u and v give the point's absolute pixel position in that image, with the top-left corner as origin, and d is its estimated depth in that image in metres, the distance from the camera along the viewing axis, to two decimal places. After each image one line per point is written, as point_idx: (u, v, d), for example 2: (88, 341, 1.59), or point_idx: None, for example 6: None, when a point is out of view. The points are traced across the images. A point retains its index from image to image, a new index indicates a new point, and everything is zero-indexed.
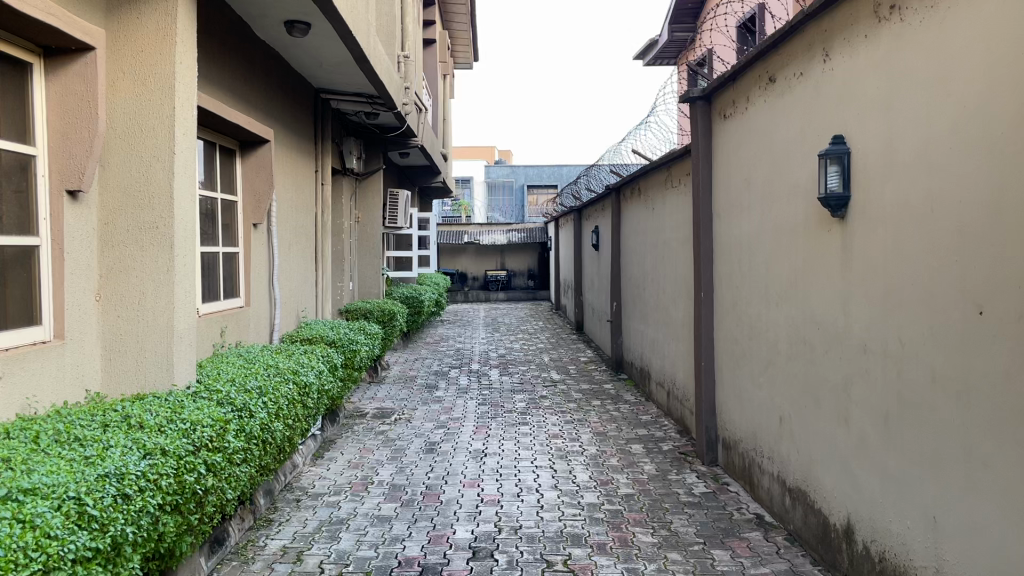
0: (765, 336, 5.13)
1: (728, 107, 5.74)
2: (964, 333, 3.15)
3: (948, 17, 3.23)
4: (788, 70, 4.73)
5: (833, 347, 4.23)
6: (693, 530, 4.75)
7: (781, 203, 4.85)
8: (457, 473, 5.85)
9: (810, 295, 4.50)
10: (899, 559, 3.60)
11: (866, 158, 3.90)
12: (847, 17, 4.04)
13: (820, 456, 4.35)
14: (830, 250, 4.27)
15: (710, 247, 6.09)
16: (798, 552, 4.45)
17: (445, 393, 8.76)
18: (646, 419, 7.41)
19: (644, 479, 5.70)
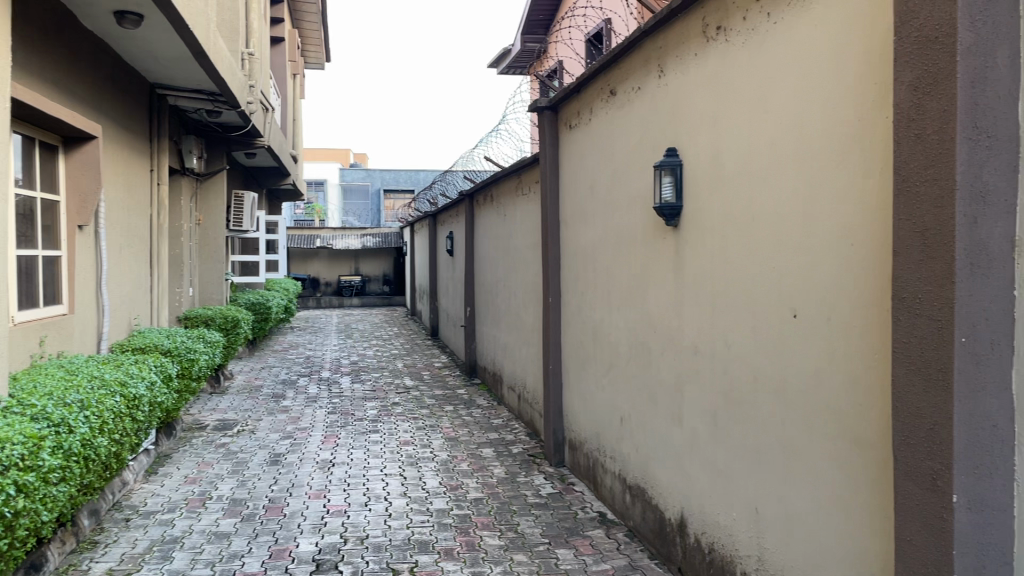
0: (607, 339, 5.30)
1: (573, 118, 5.91)
2: (781, 335, 3.37)
3: (767, 40, 3.46)
4: (626, 85, 4.93)
5: (668, 349, 4.43)
6: (539, 531, 4.85)
7: (621, 211, 5.03)
8: (302, 484, 5.69)
9: (648, 300, 4.69)
10: (726, 549, 3.82)
11: (697, 169, 4.11)
12: (679, 36, 4.25)
13: (657, 454, 4.54)
14: (664, 257, 4.47)
15: (557, 253, 6.25)
16: (637, 547, 4.63)
17: (292, 403, 8.51)
18: (497, 423, 7.50)
19: (493, 483, 5.76)
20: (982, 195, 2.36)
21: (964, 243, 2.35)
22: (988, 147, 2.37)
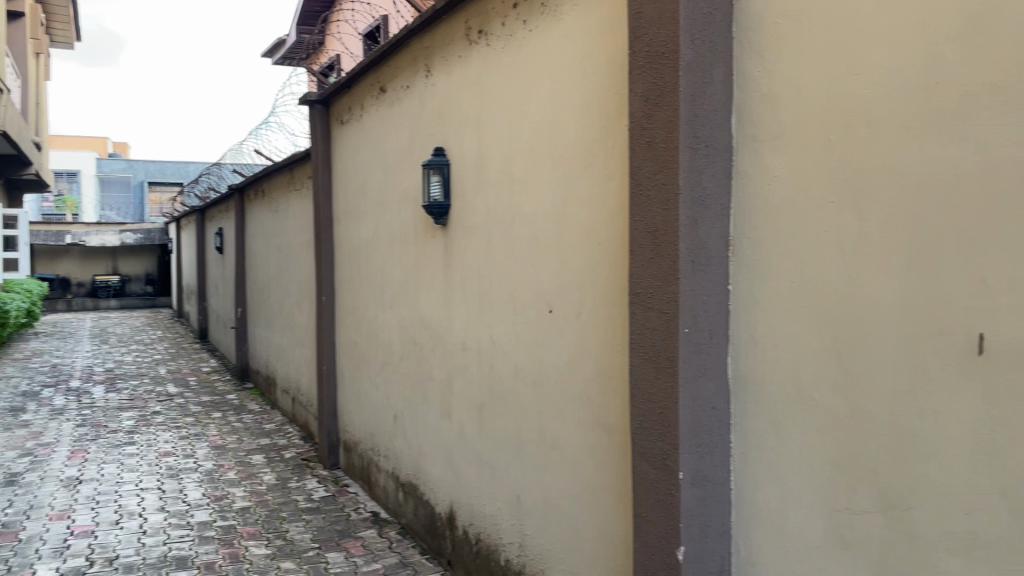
0: (380, 338, 5.28)
1: (345, 113, 5.82)
2: (539, 330, 3.53)
3: (523, 46, 3.60)
4: (396, 83, 4.93)
5: (438, 346, 4.49)
6: (308, 536, 4.73)
7: (393, 209, 5.01)
8: (42, 506, 5.15)
9: (419, 298, 4.71)
10: (491, 538, 3.93)
11: (462, 170, 4.19)
12: (444, 37, 4.31)
13: (428, 450, 4.59)
14: (434, 255, 4.52)
15: (330, 250, 6.12)
16: (408, 544, 4.65)
17: (34, 416, 7.68)
18: (269, 428, 7.23)
19: (261, 490, 5.54)
20: (701, 199, 2.60)
21: (687, 243, 2.59)
22: (706, 155, 2.59)
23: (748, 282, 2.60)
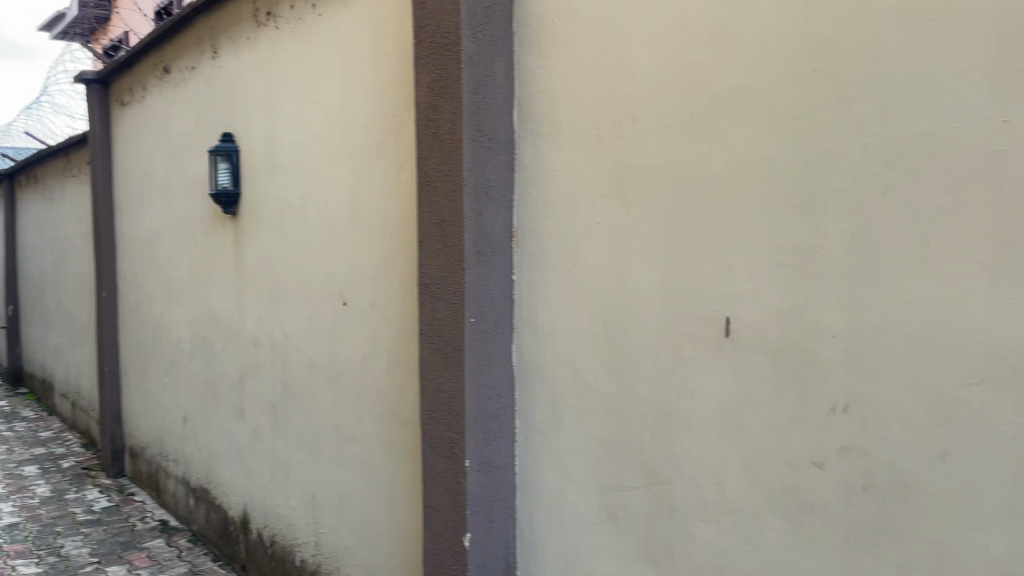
0: (168, 335, 4.96)
1: (126, 94, 5.41)
2: (332, 323, 3.45)
3: (313, 31, 3.50)
4: (181, 63, 4.65)
5: (229, 342, 4.28)
6: (87, 551, 4.37)
7: (180, 198, 4.72)
8: None
9: (208, 292, 4.47)
10: (286, 539, 3.81)
11: (252, 157, 4.01)
12: (231, 17, 4.11)
13: (220, 452, 4.37)
14: (223, 247, 4.30)
15: (112, 243, 5.67)
16: (200, 552, 4.41)
17: None
18: (45, 437, 6.61)
19: (33, 505, 5.05)
20: (485, 190, 2.65)
21: (471, 234, 2.62)
22: (489, 147, 2.65)
23: (529, 271, 2.70)
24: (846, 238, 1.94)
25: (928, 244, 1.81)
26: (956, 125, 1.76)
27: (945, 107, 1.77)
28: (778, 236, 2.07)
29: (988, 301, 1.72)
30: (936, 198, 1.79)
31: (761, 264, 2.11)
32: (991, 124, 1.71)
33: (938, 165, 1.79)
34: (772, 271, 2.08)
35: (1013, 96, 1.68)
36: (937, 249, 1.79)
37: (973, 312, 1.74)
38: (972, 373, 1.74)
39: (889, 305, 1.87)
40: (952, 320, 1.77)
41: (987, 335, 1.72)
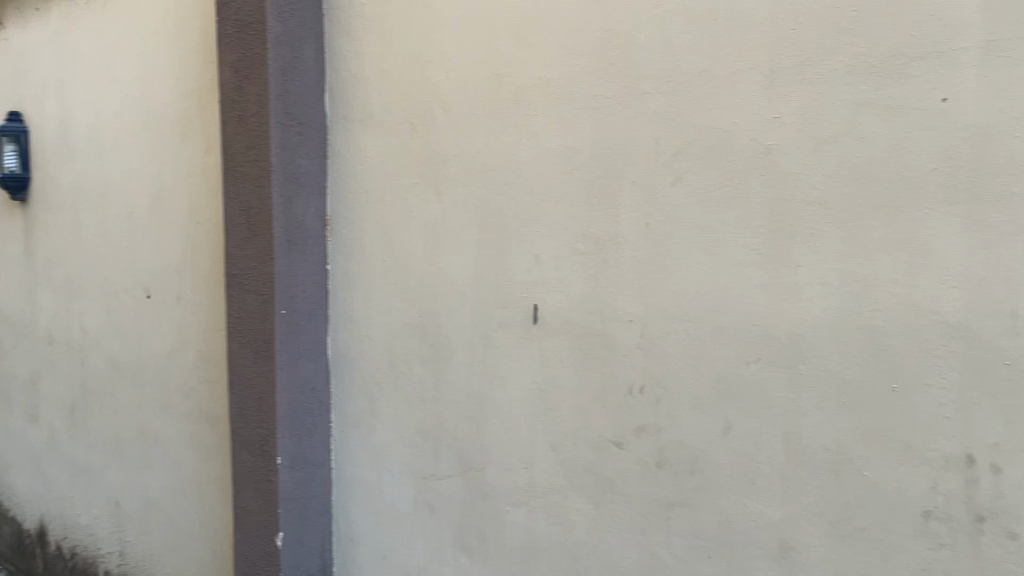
0: None
1: None
2: (134, 317, 3.22)
3: (109, 4, 3.25)
4: None
5: (20, 340, 3.91)
6: None
7: None
8: None
9: None
10: (88, 551, 3.54)
11: (43, 138, 3.68)
12: None
13: (12, 459, 4.00)
14: (12, 236, 3.92)
15: None
16: None
17: None
18: None
19: None
20: (295, 176, 2.56)
21: (281, 222, 2.52)
22: (299, 132, 2.57)
23: (342, 260, 2.64)
24: (642, 227, 2.03)
25: (713, 233, 1.92)
26: (735, 121, 1.88)
27: (727, 103, 1.89)
28: (581, 225, 2.13)
29: (763, 286, 1.85)
30: (718, 189, 1.91)
31: (565, 252, 2.16)
32: (764, 121, 1.84)
33: (721, 158, 1.90)
34: (576, 258, 2.14)
35: (783, 95, 1.81)
36: (721, 237, 1.91)
37: (750, 296, 1.87)
38: (750, 353, 1.87)
39: (680, 291, 1.97)
40: (732, 304, 1.89)
41: (763, 318, 1.85)
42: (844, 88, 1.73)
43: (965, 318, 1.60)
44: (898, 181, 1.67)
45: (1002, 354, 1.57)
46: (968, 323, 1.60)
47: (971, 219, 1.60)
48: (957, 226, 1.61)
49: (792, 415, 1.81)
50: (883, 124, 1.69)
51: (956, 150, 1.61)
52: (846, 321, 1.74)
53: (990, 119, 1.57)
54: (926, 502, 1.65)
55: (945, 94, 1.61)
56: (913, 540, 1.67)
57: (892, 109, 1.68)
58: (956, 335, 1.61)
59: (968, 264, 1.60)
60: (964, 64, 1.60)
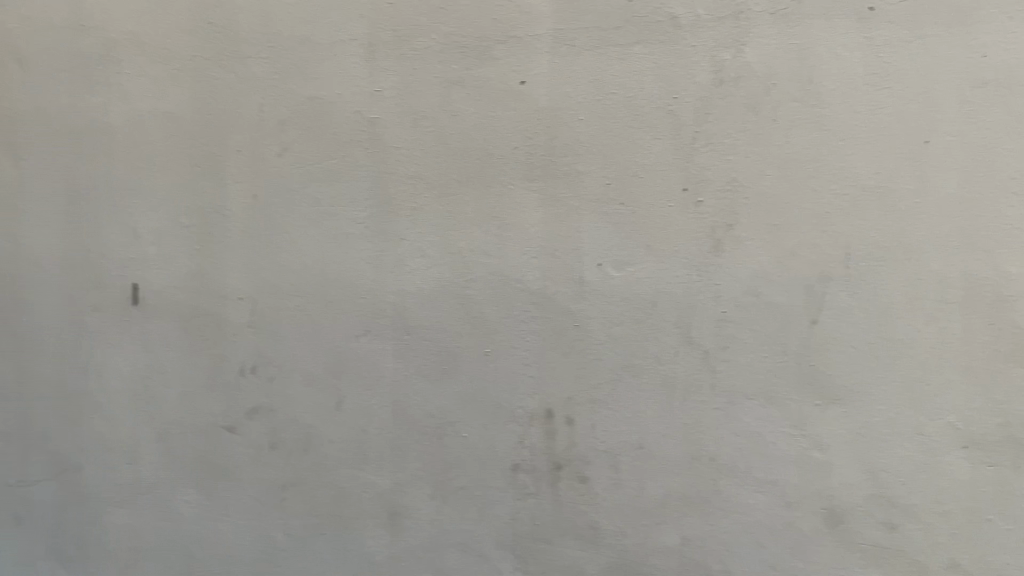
0: None
1: None
2: None
3: None
4: None
5: None
6: None
7: None
8: None
9: None
10: None
11: None
12: None
13: None
14: None
15: None
16: None
17: None
18: None
19: None
20: None
21: None
22: None
23: None
24: (248, 200, 1.93)
25: (320, 205, 1.88)
26: (338, 92, 1.85)
27: (330, 74, 1.85)
28: (183, 197, 1.97)
29: (368, 260, 1.85)
30: (324, 161, 1.87)
31: (166, 226, 1.99)
32: (366, 94, 1.83)
33: (325, 130, 1.87)
34: (179, 233, 1.98)
35: (382, 69, 1.82)
36: (327, 210, 1.88)
37: (356, 270, 1.86)
38: (359, 327, 1.87)
39: (288, 265, 1.91)
40: (340, 277, 1.87)
41: (370, 291, 1.86)
42: (438, 66, 1.78)
43: (543, 285, 1.74)
44: (486, 157, 1.76)
45: (573, 317, 1.72)
46: (546, 289, 1.74)
47: (546, 194, 1.73)
48: (535, 200, 1.74)
49: (398, 384, 1.85)
50: (473, 102, 1.76)
51: (533, 130, 1.73)
52: (444, 291, 1.81)
53: (559, 102, 1.71)
54: (514, 456, 1.78)
55: (522, 76, 1.73)
56: (503, 491, 1.79)
57: (479, 88, 1.76)
58: (536, 301, 1.74)
59: (544, 235, 1.73)
60: (537, 50, 1.71)
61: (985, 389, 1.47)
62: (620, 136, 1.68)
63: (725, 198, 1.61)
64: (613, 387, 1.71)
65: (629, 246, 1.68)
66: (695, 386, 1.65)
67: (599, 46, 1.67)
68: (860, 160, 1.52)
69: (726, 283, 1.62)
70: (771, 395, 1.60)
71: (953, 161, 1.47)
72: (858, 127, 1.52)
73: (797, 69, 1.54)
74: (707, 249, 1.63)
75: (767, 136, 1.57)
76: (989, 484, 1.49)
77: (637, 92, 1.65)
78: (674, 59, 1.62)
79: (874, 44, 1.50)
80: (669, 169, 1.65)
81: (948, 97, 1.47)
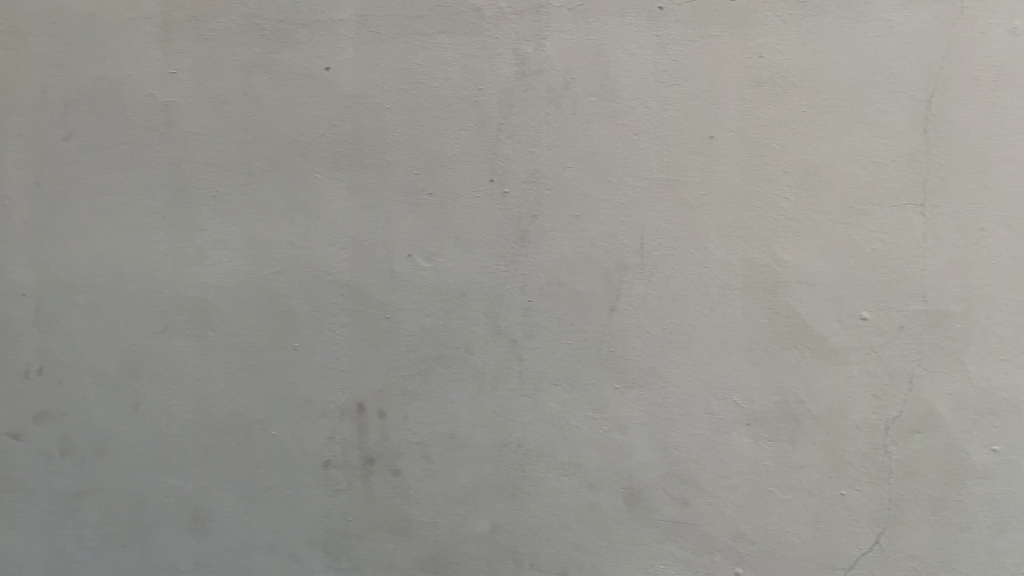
0: None
1: None
2: None
3: None
4: None
5: None
6: None
7: None
8: None
9: None
10: None
11: None
12: None
13: None
14: None
15: None
16: None
17: None
18: None
19: None
20: None
21: None
22: None
23: None
24: (31, 188, 1.78)
25: (112, 194, 1.76)
26: (130, 73, 1.73)
27: (120, 53, 1.73)
28: None
29: (167, 252, 1.75)
30: (116, 147, 1.75)
31: None
32: (161, 76, 1.73)
33: (116, 113, 1.75)
34: None
35: (178, 50, 1.72)
36: (120, 199, 1.76)
37: (154, 263, 1.76)
38: (158, 323, 1.77)
39: (78, 258, 1.77)
40: (136, 271, 1.76)
41: (169, 284, 1.76)
42: (238, 49, 1.70)
43: (352, 277, 1.70)
44: (290, 145, 1.71)
45: (383, 309, 1.69)
46: (354, 281, 1.70)
47: (353, 183, 1.69)
48: (342, 190, 1.70)
49: (202, 382, 1.77)
50: (276, 88, 1.70)
51: (339, 118, 1.69)
52: (250, 284, 1.74)
53: (365, 90, 1.67)
54: (325, 452, 1.74)
55: (327, 63, 1.68)
56: (315, 488, 1.75)
57: (282, 73, 1.70)
58: (345, 293, 1.71)
59: (351, 226, 1.69)
60: (342, 36, 1.67)
61: (764, 370, 1.56)
62: (426, 125, 1.66)
63: (530, 189, 1.63)
64: (423, 379, 1.70)
65: (437, 236, 1.67)
66: (504, 374, 1.67)
67: (404, 35, 1.65)
68: (652, 154, 1.58)
69: (532, 272, 1.64)
70: (575, 381, 1.64)
71: (734, 155, 1.55)
72: (651, 122, 1.58)
73: (594, 65, 1.59)
74: (514, 240, 1.65)
75: (568, 129, 1.61)
76: (769, 458, 1.58)
77: (443, 82, 1.64)
78: (479, 51, 1.62)
79: (663, 42, 1.56)
80: (475, 160, 1.65)
81: (730, 94, 1.54)
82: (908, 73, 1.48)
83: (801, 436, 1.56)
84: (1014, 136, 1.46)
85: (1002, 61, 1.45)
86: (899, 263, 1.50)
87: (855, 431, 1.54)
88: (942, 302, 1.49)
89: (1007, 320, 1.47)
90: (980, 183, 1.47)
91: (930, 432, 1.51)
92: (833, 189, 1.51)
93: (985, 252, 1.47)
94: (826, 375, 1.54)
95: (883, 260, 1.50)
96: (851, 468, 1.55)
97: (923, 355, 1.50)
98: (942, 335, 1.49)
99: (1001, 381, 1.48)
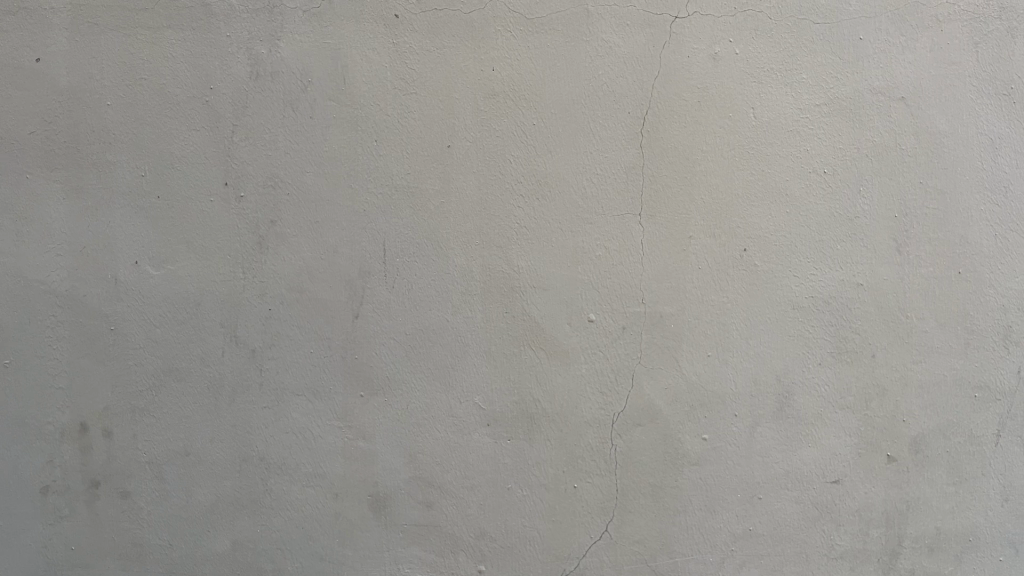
0: None
1: None
2: None
3: None
4: None
5: None
6: None
7: None
8: None
9: None
10: None
11: None
12: None
13: None
14: None
15: None
16: None
17: None
18: None
19: None
20: None
21: None
22: None
23: None
24: None
25: None
26: None
27: None
28: None
29: None
30: None
31: None
32: None
33: None
34: None
35: None
36: None
37: None
38: None
39: None
40: None
41: None
42: None
43: (71, 287, 1.57)
44: None
45: (108, 320, 1.58)
46: (74, 291, 1.57)
47: (70, 185, 1.56)
48: (58, 193, 1.56)
49: None
50: None
51: (53, 113, 1.56)
52: None
53: (82, 85, 1.55)
54: (43, 477, 1.60)
55: (38, 54, 1.55)
56: (33, 518, 1.60)
57: None
58: (63, 304, 1.57)
59: (69, 231, 1.56)
60: (55, 26, 1.55)
61: (502, 372, 1.62)
62: (152, 124, 1.56)
63: (267, 194, 1.58)
64: (154, 394, 1.60)
65: (167, 243, 1.57)
66: (242, 386, 1.60)
67: (126, 29, 1.55)
68: (391, 162, 1.59)
69: (271, 280, 1.59)
70: (318, 390, 1.61)
71: (471, 165, 1.59)
72: (389, 130, 1.58)
73: (332, 70, 1.57)
74: (251, 247, 1.58)
75: (306, 133, 1.58)
76: (508, 457, 1.63)
77: (170, 80, 1.56)
78: (208, 49, 1.56)
79: (400, 50, 1.57)
80: (206, 162, 1.57)
81: (465, 104, 1.58)
82: (626, 92, 1.59)
83: (538, 434, 1.63)
84: (718, 153, 1.60)
85: (706, 83, 1.59)
86: (622, 268, 1.60)
87: (585, 427, 1.63)
88: (659, 304, 1.61)
89: (713, 320, 1.61)
90: (688, 195, 1.60)
91: (651, 424, 1.63)
92: (561, 199, 1.60)
93: (692, 258, 1.61)
94: (558, 375, 1.62)
95: (607, 266, 1.60)
96: (582, 462, 1.63)
97: (643, 353, 1.61)
98: (659, 335, 1.61)
99: (709, 376, 1.62)
